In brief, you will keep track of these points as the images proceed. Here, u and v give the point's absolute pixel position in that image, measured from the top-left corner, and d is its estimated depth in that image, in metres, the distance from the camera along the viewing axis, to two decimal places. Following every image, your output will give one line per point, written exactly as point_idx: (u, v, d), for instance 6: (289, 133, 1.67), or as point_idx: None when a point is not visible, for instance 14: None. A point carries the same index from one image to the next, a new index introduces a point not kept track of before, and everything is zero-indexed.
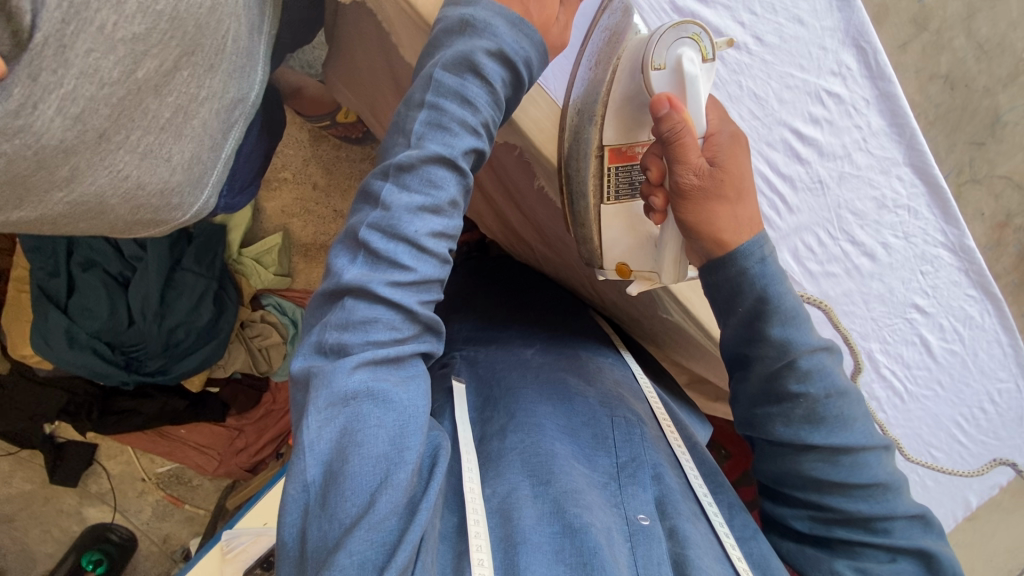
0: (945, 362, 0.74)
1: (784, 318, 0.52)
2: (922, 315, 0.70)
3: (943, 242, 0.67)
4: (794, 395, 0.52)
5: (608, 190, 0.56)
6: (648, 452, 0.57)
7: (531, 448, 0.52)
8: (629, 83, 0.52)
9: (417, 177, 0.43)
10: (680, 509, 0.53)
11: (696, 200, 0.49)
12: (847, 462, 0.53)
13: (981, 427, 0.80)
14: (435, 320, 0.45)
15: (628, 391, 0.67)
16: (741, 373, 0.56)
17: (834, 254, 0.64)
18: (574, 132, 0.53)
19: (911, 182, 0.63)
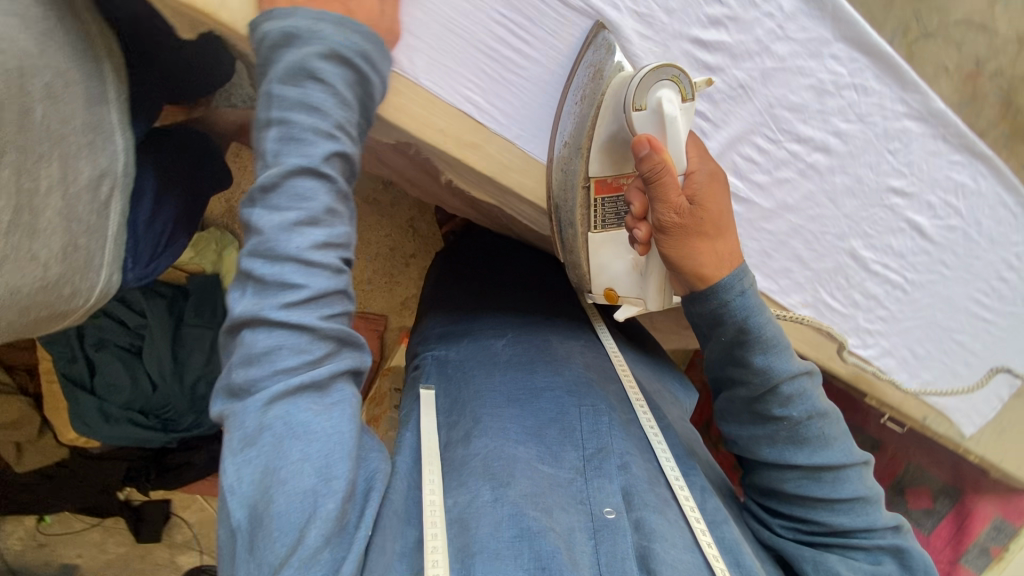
0: (947, 240, 0.67)
1: (754, 341, 0.53)
2: (903, 197, 0.64)
3: (907, 112, 0.60)
4: (778, 416, 0.54)
5: (597, 219, 0.54)
6: (611, 439, 0.62)
7: (493, 452, 0.57)
8: (613, 121, 0.48)
9: (283, 194, 0.40)
10: (647, 500, 0.57)
11: (677, 236, 0.49)
12: (828, 479, 0.55)
13: (1002, 297, 0.73)
14: (347, 333, 0.42)
15: (599, 372, 0.74)
16: (726, 395, 0.58)
17: (778, 160, 0.58)
18: (563, 162, 0.51)
19: (851, 56, 0.56)
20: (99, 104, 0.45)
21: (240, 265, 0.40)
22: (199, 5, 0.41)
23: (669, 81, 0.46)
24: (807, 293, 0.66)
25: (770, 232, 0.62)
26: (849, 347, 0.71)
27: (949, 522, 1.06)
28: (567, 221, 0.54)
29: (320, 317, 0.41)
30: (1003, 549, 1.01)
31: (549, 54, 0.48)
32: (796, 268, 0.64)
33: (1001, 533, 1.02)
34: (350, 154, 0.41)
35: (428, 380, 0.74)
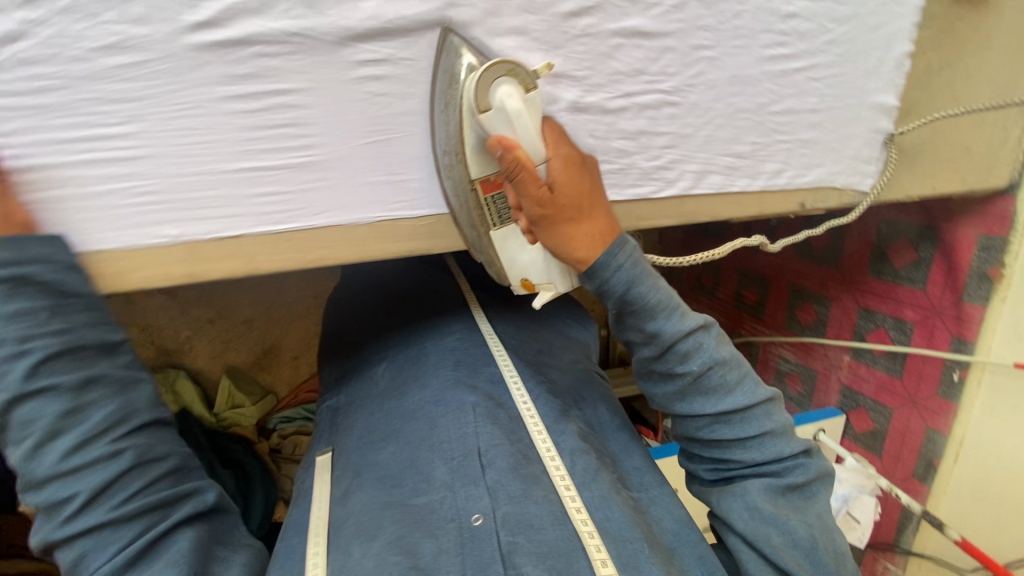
0: (684, 23, 0.54)
1: (638, 309, 0.54)
2: (592, 13, 0.51)
3: None
4: (679, 370, 0.56)
5: (495, 219, 0.53)
6: (474, 438, 0.63)
7: (362, 506, 0.59)
8: (472, 126, 0.49)
9: (13, 429, 0.41)
10: (509, 490, 0.58)
11: (547, 224, 0.51)
12: (739, 422, 0.57)
13: (804, 33, 0.58)
14: (163, 497, 0.45)
15: (468, 369, 0.75)
16: (639, 359, 0.59)
17: (409, 78, 0.48)
18: (447, 170, 0.51)
19: None
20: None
21: (26, 504, 0.43)
22: None
23: (512, 81, 0.47)
24: None
25: None
26: (655, 196, 0.61)
27: (939, 263, 0.91)
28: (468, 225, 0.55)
29: (105, 510, 0.42)
30: (1001, 269, 0.83)
31: (35, 146, 0.41)
32: None
33: (992, 253, 0.84)
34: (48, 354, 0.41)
35: (315, 443, 0.80)
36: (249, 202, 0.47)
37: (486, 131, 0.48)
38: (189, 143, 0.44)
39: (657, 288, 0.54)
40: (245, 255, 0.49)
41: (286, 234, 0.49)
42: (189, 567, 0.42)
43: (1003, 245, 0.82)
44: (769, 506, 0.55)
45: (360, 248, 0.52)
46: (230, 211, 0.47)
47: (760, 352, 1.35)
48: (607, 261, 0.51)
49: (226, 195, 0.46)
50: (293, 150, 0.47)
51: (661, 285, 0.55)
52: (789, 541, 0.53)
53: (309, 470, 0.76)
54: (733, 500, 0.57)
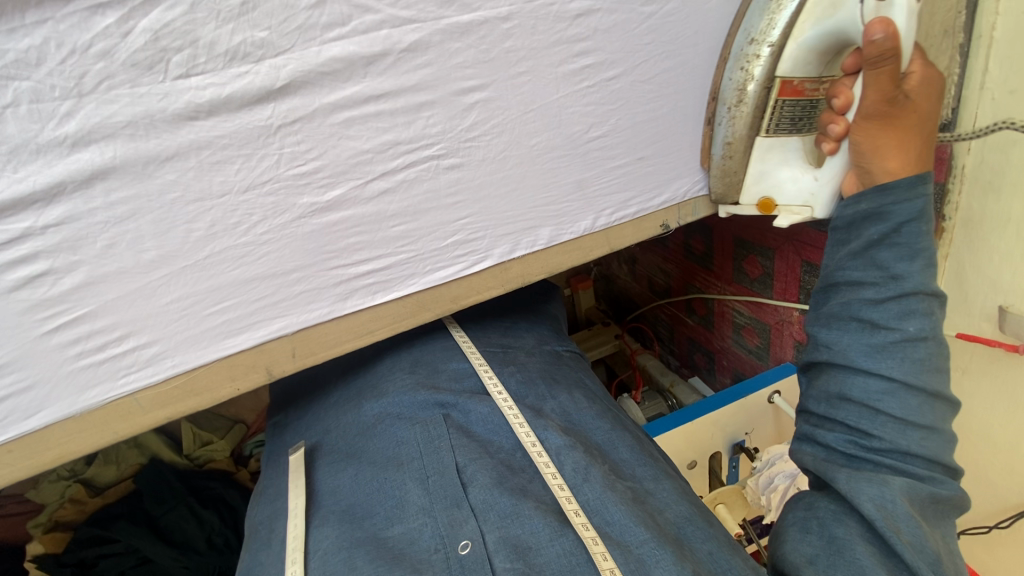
0: (431, 67, 0.41)
1: (894, 242, 0.45)
2: (291, 94, 0.38)
3: (132, 13, 0.33)
4: (892, 324, 0.44)
5: (769, 123, 0.49)
6: (451, 454, 0.50)
7: (332, 544, 0.46)
8: (829, 18, 0.43)
9: None
10: (497, 509, 0.44)
11: (874, 128, 0.44)
12: (921, 408, 0.44)
13: (611, 30, 0.45)
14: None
15: (422, 373, 0.61)
16: (843, 302, 0.47)
17: (70, 243, 0.37)
18: (743, 64, 0.47)
19: None
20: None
21: None
22: None
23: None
24: (333, 289, 0.45)
25: (183, 297, 0.41)
26: (468, 273, 0.50)
27: None
28: (730, 125, 0.50)
29: None
30: (941, 222, 0.68)
31: None
32: (278, 289, 0.44)
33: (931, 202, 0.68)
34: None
35: (266, 469, 0.64)
36: None
37: (858, 22, 0.41)
38: None
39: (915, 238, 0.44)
40: None
41: (1, 447, 0.41)
42: None
43: (941, 194, 0.67)
44: (906, 504, 0.41)
45: (103, 432, 0.44)
46: None
47: (716, 305, 1.23)
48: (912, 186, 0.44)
49: None
50: None
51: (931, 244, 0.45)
52: (918, 545, 0.39)
53: (268, 500, 0.57)
54: (866, 485, 0.42)
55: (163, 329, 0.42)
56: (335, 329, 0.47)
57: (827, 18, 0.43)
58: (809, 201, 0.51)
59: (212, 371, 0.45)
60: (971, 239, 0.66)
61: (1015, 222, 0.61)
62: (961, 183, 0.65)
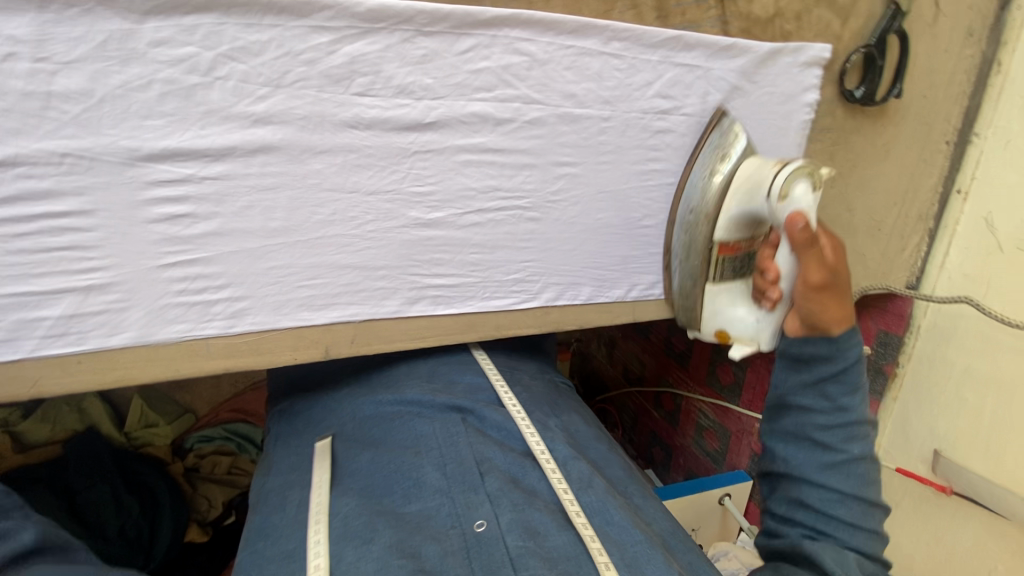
0: (542, 139, 0.51)
1: (840, 381, 0.50)
2: (433, 129, 0.47)
3: (340, 38, 0.42)
4: (843, 445, 0.50)
5: (714, 273, 0.57)
6: (469, 448, 0.56)
7: (354, 511, 0.51)
8: (745, 202, 0.52)
9: None
10: (508, 500, 0.51)
11: (811, 296, 0.49)
12: (864, 515, 0.50)
13: (679, 149, 0.56)
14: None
15: (440, 385, 0.66)
16: (796, 421, 0.52)
17: (216, 197, 0.43)
18: (687, 227, 0.57)
19: (182, 26, 0.38)
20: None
21: None
22: None
23: (811, 173, 0.49)
24: (405, 292, 0.52)
25: (284, 266, 0.47)
26: (516, 307, 0.57)
27: None
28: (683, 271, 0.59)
29: None
30: (896, 367, 0.81)
31: None
32: (362, 280, 0.50)
33: (889, 349, 0.81)
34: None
35: (271, 451, 0.67)
36: (26, 326, 0.42)
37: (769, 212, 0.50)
38: None
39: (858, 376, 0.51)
40: (29, 377, 0.44)
41: (75, 356, 0.44)
42: None
43: (899, 344, 0.80)
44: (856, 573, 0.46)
45: (170, 367, 0.48)
46: (7, 335, 0.42)
47: (684, 404, 1.31)
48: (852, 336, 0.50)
49: None
50: (74, 274, 0.42)
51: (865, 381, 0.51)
52: None
53: (278, 473, 0.60)
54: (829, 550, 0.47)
55: (259, 287, 0.47)
56: (393, 327, 0.54)
57: (747, 202, 0.52)
58: (756, 338, 0.57)
59: (281, 338, 0.50)
60: (918, 386, 0.78)
61: (956, 378, 0.73)
62: (917, 337, 0.78)
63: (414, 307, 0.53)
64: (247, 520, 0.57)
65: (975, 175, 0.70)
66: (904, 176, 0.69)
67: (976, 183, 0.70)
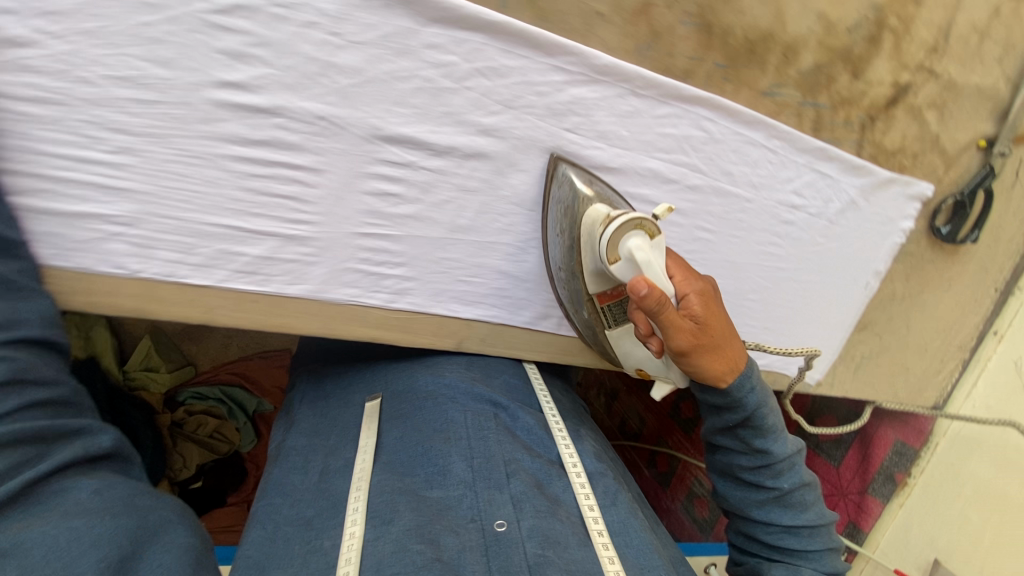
0: (693, 204, 0.57)
1: (749, 426, 0.57)
2: (612, 174, 0.54)
3: (572, 81, 0.48)
4: (770, 483, 0.59)
5: (610, 320, 0.56)
6: (499, 446, 0.60)
7: (378, 488, 0.54)
8: (597, 261, 0.51)
9: None
10: (533, 505, 0.54)
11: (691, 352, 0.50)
12: (806, 535, 0.60)
13: (795, 241, 0.64)
14: (39, 429, 0.39)
15: (479, 373, 0.69)
16: (725, 460, 0.61)
17: (425, 185, 0.48)
18: (563, 283, 0.55)
19: (454, 38, 0.44)
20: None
21: None
22: None
23: (638, 224, 0.47)
24: (539, 305, 0.58)
25: (454, 259, 0.52)
26: None
27: (855, 449, 0.94)
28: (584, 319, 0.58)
29: None
30: (907, 476, 0.88)
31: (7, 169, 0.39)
32: (512, 289, 0.57)
33: (903, 458, 0.88)
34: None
35: (302, 409, 0.70)
36: (224, 258, 0.45)
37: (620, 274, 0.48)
38: (177, 193, 0.42)
39: (768, 418, 0.57)
40: (205, 305, 0.47)
41: (254, 295, 0.47)
42: (95, 511, 0.38)
43: (914, 456, 0.88)
44: None
45: (326, 324, 0.51)
46: (205, 262, 0.45)
47: (679, 468, 1.37)
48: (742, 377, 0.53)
49: (200, 245, 0.44)
50: (285, 222, 0.46)
51: (777, 418, 0.58)
52: None
53: (304, 434, 0.64)
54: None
55: (428, 273, 0.52)
56: (518, 336, 0.61)
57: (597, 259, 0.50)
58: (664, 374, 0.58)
59: (429, 321, 0.55)
60: (927, 498, 0.85)
61: (964, 499, 0.81)
62: (932, 454, 0.86)
63: (538, 317, 0.59)
64: (268, 472, 0.61)
65: (1013, 322, 0.79)
66: (957, 308, 0.77)
67: (1013, 328, 0.79)
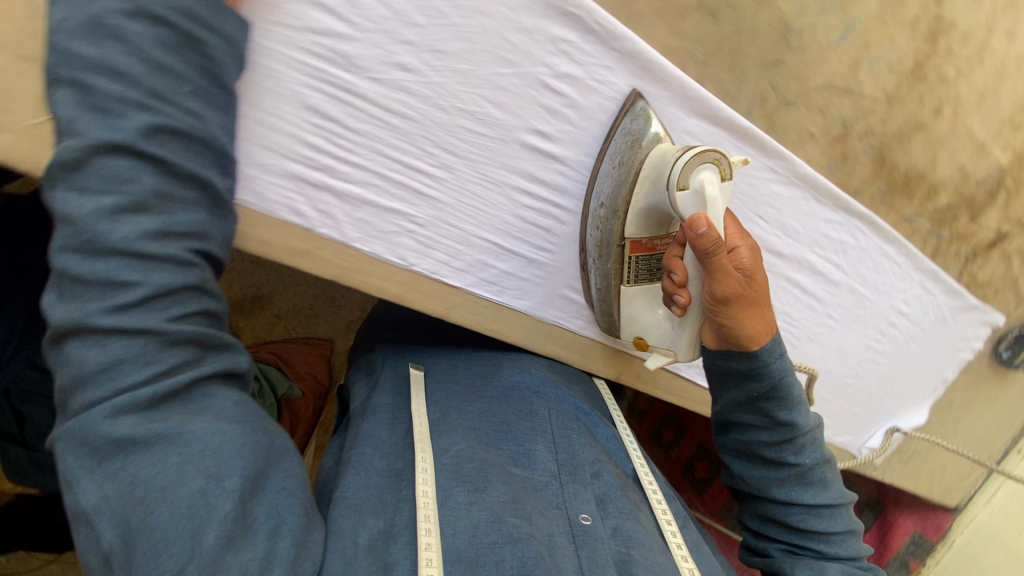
0: (828, 295, 0.68)
1: (774, 396, 0.56)
2: (779, 257, 0.64)
3: (775, 180, 0.59)
4: (792, 457, 0.58)
5: (628, 273, 0.54)
6: (583, 447, 0.60)
7: (464, 456, 0.54)
8: (653, 195, 0.49)
9: (104, 223, 0.35)
10: (621, 505, 0.55)
11: (733, 306, 0.50)
12: (828, 514, 0.59)
13: (893, 341, 0.75)
14: (205, 335, 0.40)
15: (561, 376, 0.70)
16: (744, 439, 0.60)
17: None
18: (598, 222, 0.52)
19: (707, 132, 0.54)
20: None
21: (51, 309, 0.36)
22: None
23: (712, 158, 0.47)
24: None
25: None
26: None
27: (872, 534, 1.03)
28: (599, 273, 0.55)
29: (138, 372, 0.37)
30: (919, 565, 0.98)
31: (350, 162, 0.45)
32: None
33: (919, 548, 0.98)
34: (144, 151, 0.35)
35: (383, 372, 0.68)
36: (479, 267, 0.53)
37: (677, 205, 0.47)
38: (467, 207, 0.50)
39: (791, 388, 0.57)
40: (447, 303, 0.54)
41: (487, 301, 0.55)
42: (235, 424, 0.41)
43: (929, 549, 0.97)
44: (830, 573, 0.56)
45: (526, 335, 0.59)
46: (464, 266, 0.53)
47: None
48: (770, 345, 0.54)
49: (466, 252, 0.52)
50: (534, 247, 0.54)
51: (799, 390, 0.58)
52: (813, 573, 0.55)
53: (390, 395, 0.63)
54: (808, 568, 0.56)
55: None
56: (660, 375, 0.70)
57: (653, 194, 0.49)
58: (673, 346, 0.57)
59: (600, 349, 0.64)
60: None
61: None
62: (947, 550, 0.96)
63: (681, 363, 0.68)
64: (354, 424, 0.59)
65: None
66: (999, 426, 0.88)
67: None
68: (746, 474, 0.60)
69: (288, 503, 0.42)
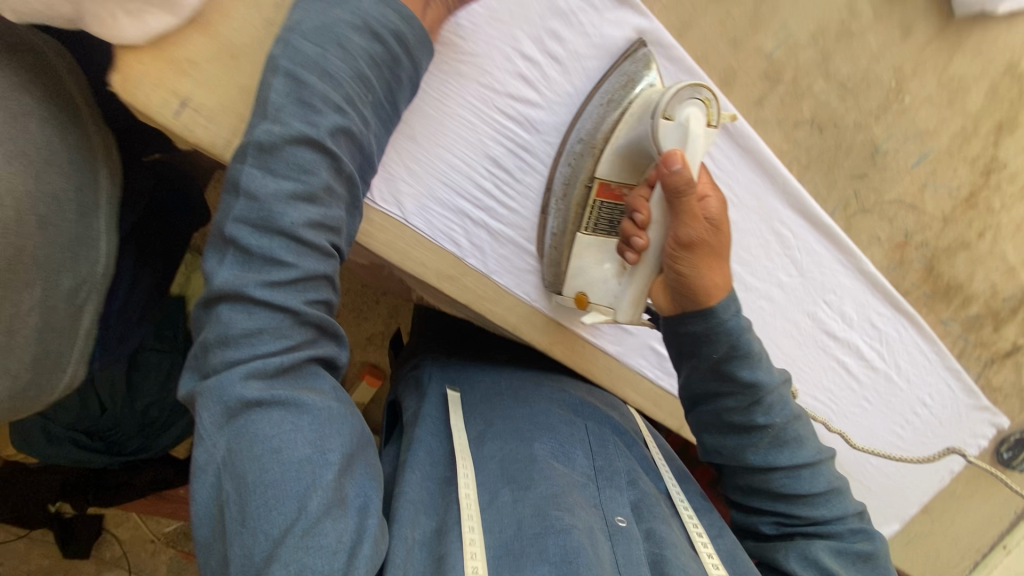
0: (867, 379, 0.76)
1: (739, 356, 0.55)
2: (834, 338, 0.72)
3: (843, 273, 0.67)
4: (762, 423, 0.56)
5: (588, 220, 0.54)
6: (620, 460, 0.59)
7: (510, 456, 0.53)
8: (635, 131, 0.50)
9: (271, 199, 0.40)
10: (656, 513, 0.54)
11: (696, 253, 0.50)
12: (811, 476, 0.57)
13: (913, 430, 0.82)
14: (329, 322, 0.43)
15: (600, 398, 0.69)
16: (713, 411, 0.57)
17: None
18: (572, 158, 0.53)
19: (796, 223, 0.64)
20: (55, 172, 0.44)
21: (211, 280, 0.40)
22: (201, 142, 0.42)
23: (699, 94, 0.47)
24: None
25: None
26: None
27: None
28: (560, 216, 0.54)
29: (276, 342, 0.40)
30: None
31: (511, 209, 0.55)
32: None
33: None
34: (328, 147, 0.41)
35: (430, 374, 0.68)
36: None
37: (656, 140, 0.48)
38: None
39: (753, 342, 0.55)
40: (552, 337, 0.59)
41: (585, 339, 0.61)
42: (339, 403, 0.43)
43: None
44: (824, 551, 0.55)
45: (608, 375, 0.65)
46: None
47: None
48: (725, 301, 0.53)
49: None
50: None
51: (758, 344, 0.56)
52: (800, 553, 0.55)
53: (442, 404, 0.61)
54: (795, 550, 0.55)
55: None
56: None
57: (635, 131, 0.50)
58: (612, 306, 0.55)
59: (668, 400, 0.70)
60: None
61: None
62: None
63: None
64: (407, 431, 0.58)
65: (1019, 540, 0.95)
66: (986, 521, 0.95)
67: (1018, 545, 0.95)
68: (718, 449, 0.58)
69: (372, 487, 0.43)
